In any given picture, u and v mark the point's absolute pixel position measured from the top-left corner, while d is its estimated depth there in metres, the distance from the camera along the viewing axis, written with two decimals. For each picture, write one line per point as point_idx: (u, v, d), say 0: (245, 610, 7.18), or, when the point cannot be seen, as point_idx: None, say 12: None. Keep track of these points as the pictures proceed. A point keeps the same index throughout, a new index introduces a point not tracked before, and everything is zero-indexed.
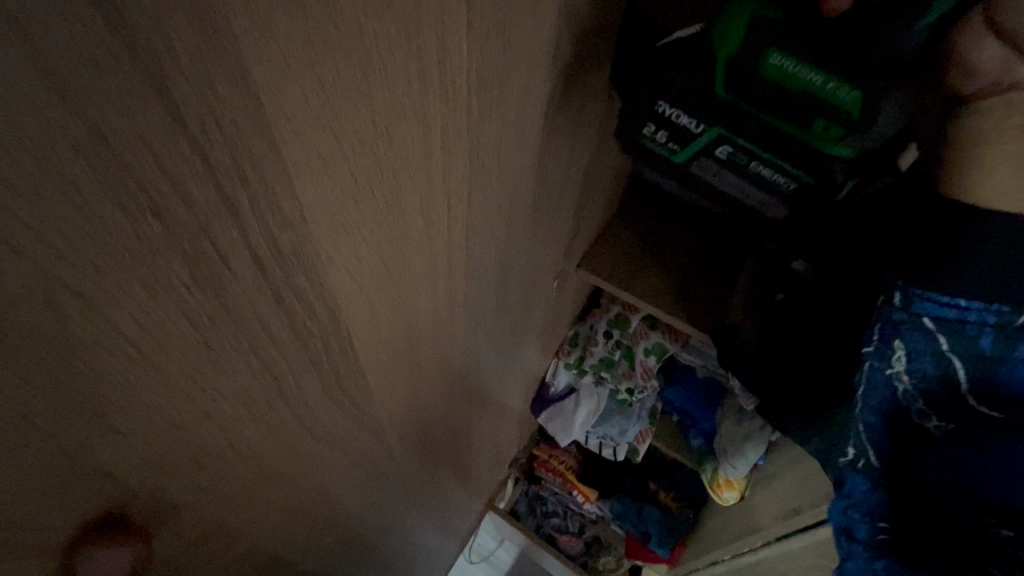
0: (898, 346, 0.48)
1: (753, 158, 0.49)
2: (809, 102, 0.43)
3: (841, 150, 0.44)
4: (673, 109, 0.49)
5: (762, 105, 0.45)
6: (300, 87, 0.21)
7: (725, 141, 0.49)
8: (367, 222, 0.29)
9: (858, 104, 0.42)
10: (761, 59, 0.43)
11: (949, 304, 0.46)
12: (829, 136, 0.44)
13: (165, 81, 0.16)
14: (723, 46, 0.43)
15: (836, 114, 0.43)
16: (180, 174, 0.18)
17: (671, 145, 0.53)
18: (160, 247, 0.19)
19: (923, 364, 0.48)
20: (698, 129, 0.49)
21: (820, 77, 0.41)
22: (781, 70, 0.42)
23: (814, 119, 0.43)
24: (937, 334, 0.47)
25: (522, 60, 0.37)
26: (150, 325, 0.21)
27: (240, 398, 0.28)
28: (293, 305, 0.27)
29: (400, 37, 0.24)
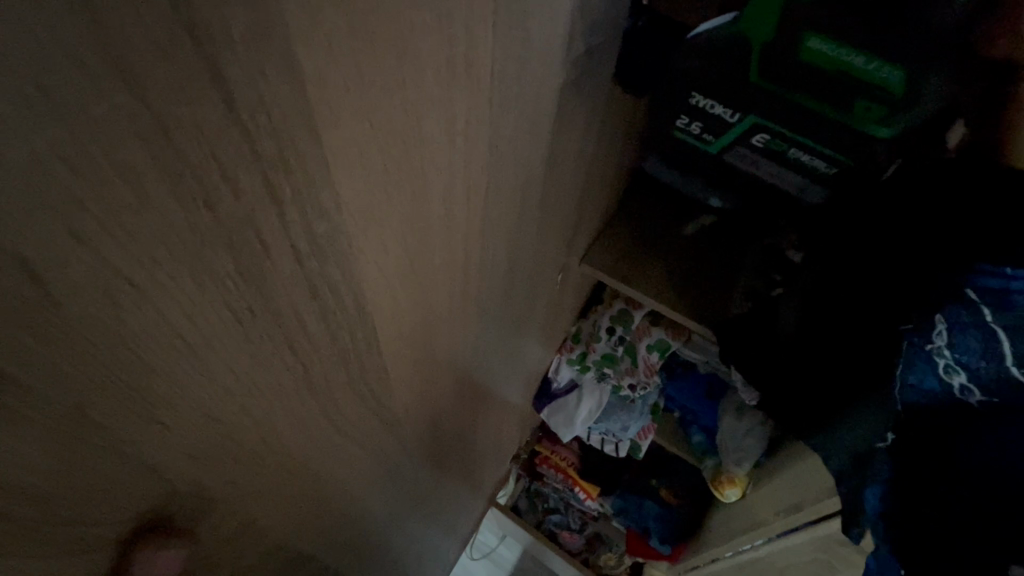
0: (939, 321, 0.48)
1: (790, 144, 0.57)
2: (849, 83, 0.49)
3: (878, 129, 0.51)
4: (709, 100, 0.57)
5: (800, 87, 0.51)
6: (341, 73, 0.21)
7: (760, 129, 0.57)
8: (394, 213, 0.29)
9: (902, 82, 0.47)
10: (800, 42, 0.48)
11: (994, 273, 0.47)
12: (870, 115, 0.51)
13: (221, 69, 0.16)
14: (760, 31, 0.49)
15: (878, 95, 0.49)
16: (230, 162, 0.18)
17: (707, 135, 0.62)
18: (210, 238, 0.19)
19: (966, 337, 0.46)
20: (734, 118, 0.58)
21: (861, 57, 0.47)
22: (817, 54, 0.48)
23: (856, 100, 0.50)
24: (982, 305, 0.46)
25: (543, 49, 0.36)
26: (197, 317, 0.21)
27: (273, 391, 0.28)
28: (327, 298, 0.27)
29: (433, 26, 0.24)
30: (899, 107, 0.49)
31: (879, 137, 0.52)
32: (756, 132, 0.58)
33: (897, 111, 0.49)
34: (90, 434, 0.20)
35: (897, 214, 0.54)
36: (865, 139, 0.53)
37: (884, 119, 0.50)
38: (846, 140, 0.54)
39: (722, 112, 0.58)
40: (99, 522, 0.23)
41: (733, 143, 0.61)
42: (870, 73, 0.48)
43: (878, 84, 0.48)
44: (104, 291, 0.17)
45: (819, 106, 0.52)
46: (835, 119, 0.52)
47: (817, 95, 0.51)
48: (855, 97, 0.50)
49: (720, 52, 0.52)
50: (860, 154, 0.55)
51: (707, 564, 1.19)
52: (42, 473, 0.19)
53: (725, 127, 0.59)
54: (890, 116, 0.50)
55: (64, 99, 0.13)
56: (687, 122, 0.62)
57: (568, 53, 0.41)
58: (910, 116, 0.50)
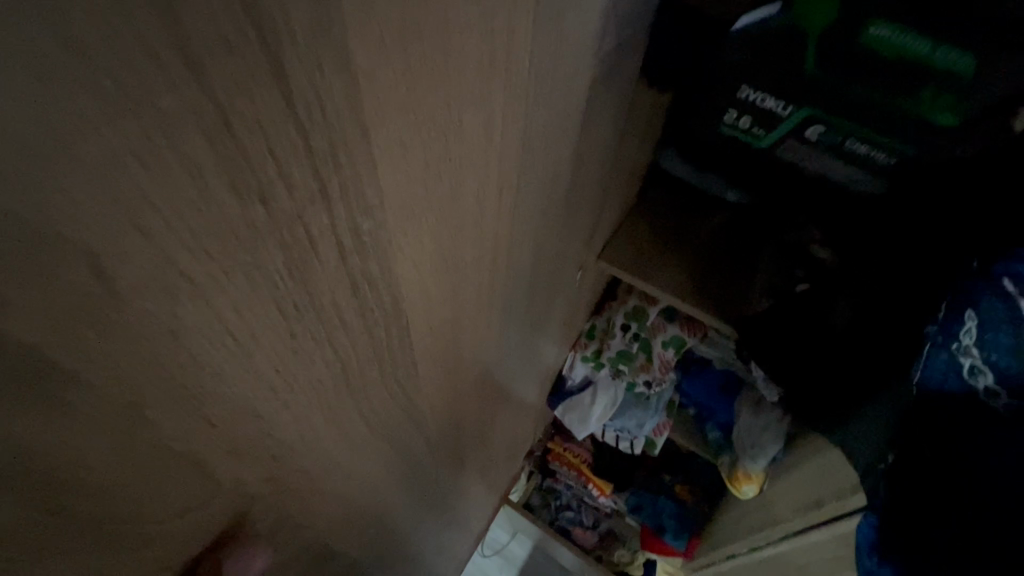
0: (970, 317, 0.50)
1: (844, 136, 0.56)
2: (914, 69, 0.48)
3: (948, 119, 0.50)
4: (759, 94, 0.57)
5: (864, 76, 0.50)
6: (392, 68, 0.20)
7: (813, 120, 0.56)
8: (431, 209, 0.29)
9: (971, 67, 0.46)
10: (863, 30, 0.47)
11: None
12: (937, 103, 0.49)
13: (283, 64, 0.16)
14: (814, 24, 0.49)
15: (945, 81, 0.47)
16: (286, 158, 0.18)
17: (754, 129, 0.61)
18: (263, 234, 0.19)
19: (998, 333, 0.48)
20: (786, 110, 0.57)
21: (926, 45, 0.46)
22: (880, 42, 0.47)
23: (925, 88, 0.49)
24: (1019, 300, 0.48)
25: (577, 44, 0.36)
26: (247, 314, 0.21)
27: (313, 389, 0.28)
28: (366, 295, 0.27)
29: (478, 21, 0.24)
30: (967, 93, 0.47)
31: (941, 125, 0.51)
32: (810, 124, 0.57)
33: (965, 97, 0.48)
34: (142, 430, 0.20)
35: (941, 209, 0.57)
36: (929, 131, 0.51)
37: (949, 105, 0.49)
38: (905, 130, 0.52)
39: (772, 104, 0.57)
40: (147, 517, 0.23)
41: (785, 135, 0.59)
42: (931, 58, 0.47)
43: (944, 70, 0.47)
44: (164, 289, 0.17)
45: (884, 98, 0.51)
46: (896, 109, 0.51)
47: (884, 85, 0.50)
48: (923, 86, 0.49)
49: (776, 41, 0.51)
50: (921, 146, 0.53)
51: (723, 560, 1.20)
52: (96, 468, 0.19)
53: (775, 121, 0.59)
54: (961, 102, 0.48)
55: (137, 95, 0.13)
56: (729, 116, 0.61)
57: (599, 49, 0.40)
58: (977, 102, 0.48)
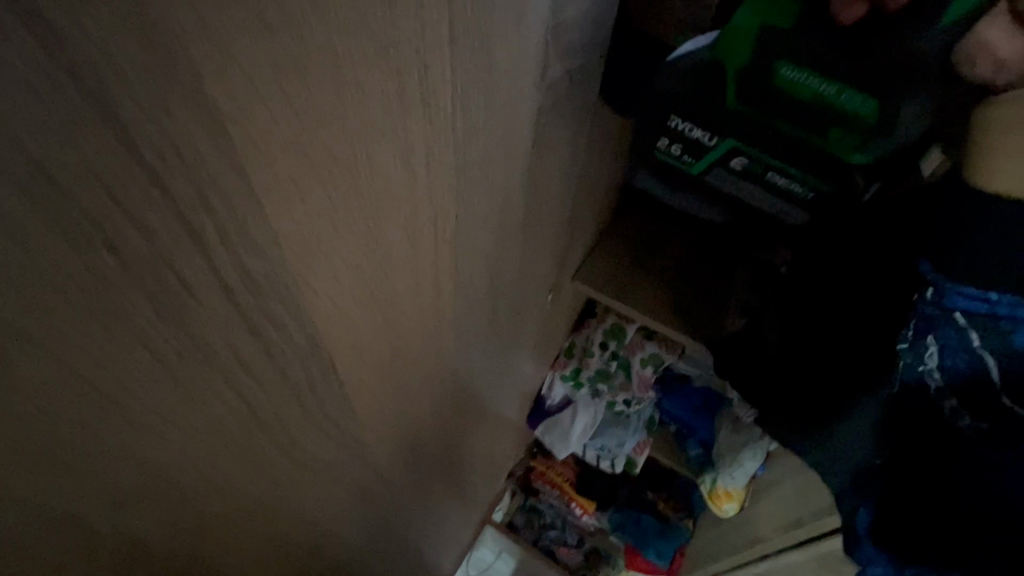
0: (931, 342, 0.48)
1: (769, 168, 0.53)
2: (822, 110, 0.46)
3: (859, 157, 0.48)
4: (687, 123, 0.53)
5: (777, 113, 0.48)
6: (267, 107, 0.19)
7: (739, 154, 0.53)
8: (345, 247, 0.28)
9: (873, 110, 0.44)
10: (773, 69, 0.46)
11: (981, 298, 0.46)
12: (846, 146, 0.47)
13: (115, 108, 0.15)
14: (733, 57, 0.47)
15: (847, 125, 0.46)
16: (135, 204, 0.17)
17: (685, 159, 0.58)
18: (117, 283, 0.18)
19: (956, 360, 0.47)
20: (711, 141, 0.54)
21: (832, 87, 0.44)
22: (792, 84, 0.46)
23: (828, 128, 0.47)
24: (970, 330, 0.47)
25: (511, 74, 0.35)
26: (109, 363, 0.20)
27: (212, 431, 0.27)
28: (269, 334, 0.26)
29: (377, 56, 0.23)
30: (878, 133, 0.46)
31: (857, 165, 0.48)
32: (734, 155, 0.54)
33: (874, 138, 0.46)
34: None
35: (885, 237, 0.53)
36: (844, 168, 0.49)
37: (860, 147, 0.47)
38: (825, 168, 0.50)
39: (698, 135, 0.54)
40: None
41: (712, 165, 0.56)
42: (841, 103, 0.45)
43: (849, 112, 0.45)
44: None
45: (795, 134, 0.49)
46: (810, 144, 0.48)
47: (793, 121, 0.48)
48: (830, 127, 0.47)
49: (696, 74, 0.49)
50: (840, 183, 0.50)
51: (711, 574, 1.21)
52: None
53: (703, 152, 0.56)
54: (867, 144, 0.47)
55: None
56: (664, 145, 0.58)
57: (542, 76, 0.40)
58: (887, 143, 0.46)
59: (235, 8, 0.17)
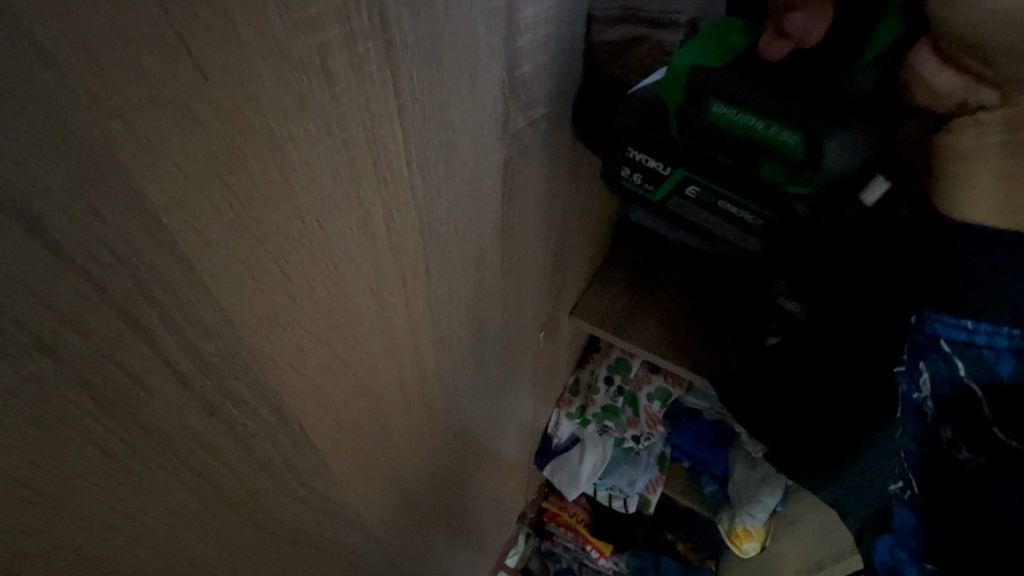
0: (924, 370, 0.45)
1: (723, 199, 0.45)
2: (751, 146, 0.40)
3: (796, 188, 0.41)
4: (641, 155, 0.46)
5: (711, 149, 0.42)
6: (205, 197, 0.20)
7: (693, 183, 0.46)
8: (308, 315, 0.28)
9: (802, 145, 0.38)
10: (704, 107, 0.41)
11: (959, 326, 0.43)
12: (781, 177, 0.41)
13: (39, 219, 0.15)
14: (668, 97, 0.42)
15: (779, 156, 0.39)
16: (68, 306, 0.17)
17: (644, 187, 0.49)
18: (53, 383, 0.18)
19: (948, 387, 0.45)
20: (667, 172, 0.46)
21: (760, 121, 0.39)
22: (724, 120, 0.40)
23: (759, 162, 0.41)
24: (956, 359, 0.44)
25: (472, 130, 0.35)
26: (50, 463, 0.20)
27: (168, 513, 0.26)
28: (231, 411, 0.26)
29: (322, 134, 0.23)
30: (809, 170, 0.39)
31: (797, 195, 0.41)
32: (686, 185, 0.46)
33: (806, 174, 0.39)
34: None
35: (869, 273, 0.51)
36: (784, 199, 0.42)
37: (796, 180, 0.40)
38: (767, 198, 0.42)
39: (653, 167, 0.47)
40: None
41: (671, 197, 0.48)
42: (771, 136, 0.39)
43: (777, 148, 0.39)
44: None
45: (734, 167, 0.42)
46: (747, 176, 0.42)
47: (724, 155, 0.42)
48: (760, 158, 0.40)
49: (641, 118, 0.45)
50: (783, 212, 0.42)
51: None
52: None
53: (660, 182, 0.48)
54: (802, 176, 0.40)
55: None
56: (624, 174, 0.49)
57: (506, 130, 0.40)
58: (823, 176, 0.39)
59: (160, 110, 0.17)
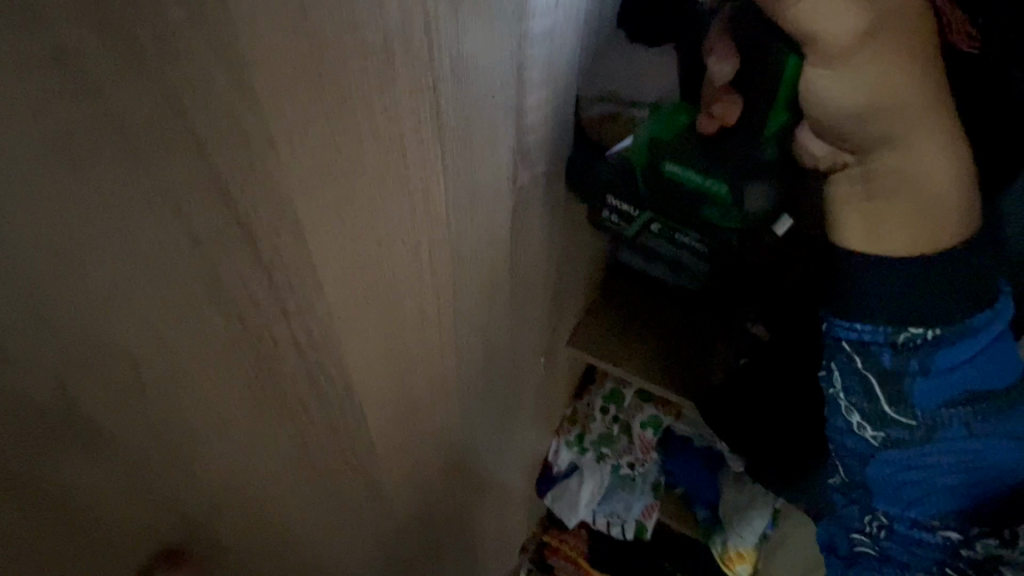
0: (833, 368, 0.54)
1: (677, 231, 0.59)
2: (694, 195, 0.54)
3: (729, 225, 0.55)
4: (620, 202, 0.59)
5: (667, 197, 0.56)
6: (330, 226, 0.31)
7: (655, 221, 0.59)
8: (374, 314, 0.39)
9: (728, 193, 0.53)
10: (660, 168, 0.55)
11: (855, 329, 0.52)
12: (717, 215, 0.55)
13: (252, 234, 0.27)
14: (635, 160, 0.57)
15: (714, 201, 0.54)
16: (254, 290, 0.28)
17: (619, 223, 0.62)
18: (235, 338, 0.29)
19: (851, 382, 0.54)
20: (637, 214, 0.60)
21: (699, 176, 0.53)
22: (675, 176, 0.54)
23: (701, 206, 0.55)
24: (856, 355, 0.53)
25: (489, 185, 0.48)
26: (217, 393, 0.30)
27: (269, 450, 0.36)
28: (319, 380, 0.37)
29: (397, 187, 0.35)
30: (736, 210, 0.53)
31: (730, 229, 0.56)
32: (652, 224, 0.60)
33: (734, 213, 0.54)
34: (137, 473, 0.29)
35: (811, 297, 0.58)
36: (721, 232, 0.56)
37: (727, 218, 0.54)
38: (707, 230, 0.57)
39: (626, 210, 0.60)
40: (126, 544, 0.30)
41: (640, 231, 0.62)
42: (707, 188, 0.53)
43: (711, 195, 0.53)
44: (165, 370, 0.26)
45: (685, 211, 0.57)
46: (693, 216, 0.56)
47: (678, 202, 0.56)
48: (701, 204, 0.55)
49: (619, 174, 0.57)
50: (720, 241, 0.57)
51: None
52: (102, 499, 0.28)
53: (631, 221, 0.61)
54: (731, 215, 0.54)
55: (157, 265, 0.23)
56: (604, 215, 0.62)
57: (514, 183, 0.52)
58: (750, 216, 0.54)
59: (317, 173, 0.29)
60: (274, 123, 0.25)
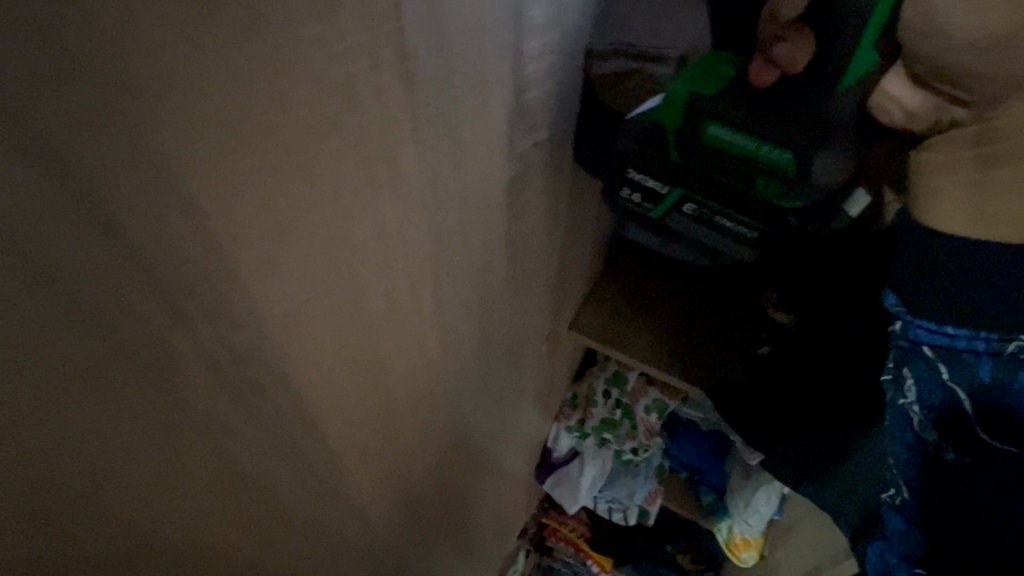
0: (907, 374, 0.46)
1: (718, 212, 0.49)
2: (745, 165, 0.43)
3: (791, 203, 0.44)
4: (642, 174, 0.50)
5: (710, 167, 0.46)
6: (245, 205, 0.23)
7: (689, 200, 0.50)
8: (327, 315, 0.31)
9: (792, 163, 0.41)
10: (701, 130, 0.44)
11: (940, 332, 0.44)
12: (774, 190, 0.44)
13: (116, 222, 0.18)
14: (669, 120, 0.45)
15: (770, 173, 0.43)
16: (133, 298, 0.20)
17: (643, 205, 0.53)
18: (116, 363, 0.21)
19: (931, 394, 0.44)
20: (665, 189, 0.50)
21: (752, 142, 0.42)
22: (720, 142, 0.43)
23: (754, 178, 0.44)
24: (939, 363, 0.44)
25: (479, 151, 0.38)
26: (106, 439, 0.22)
27: (201, 495, 0.28)
28: (254, 400, 0.29)
29: (348, 153, 0.27)
30: (800, 185, 0.42)
31: (790, 209, 0.45)
32: (684, 204, 0.50)
33: (798, 189, 0.43)
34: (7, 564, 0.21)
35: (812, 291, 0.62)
36: (778, 212, 0.45)
37: (786, 194, 0.43)
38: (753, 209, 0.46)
39: (652, 184, 0.51)
40: None
41: (670, 212, 0.52)
42: (762, 156, 0.42)
43: (769, 165, 0.42)
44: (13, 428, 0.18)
45: (733, 184, 0.46)
46: (741, 190, 0.46)
47: (723, 172, 0.45)
48: (754, 175, 0.44)
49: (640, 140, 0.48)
50: (776, 224, 0.46)
51: None
52: None
53: (657, 200, 0.51)
54: (792, 191, 0.43)
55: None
56: (623, 194, 0.53)
57: (511, 150, 0.43)
58: (814, 192, 0.43)
59: (213, 129, 0.20)
60: (126, 48, 0.16)
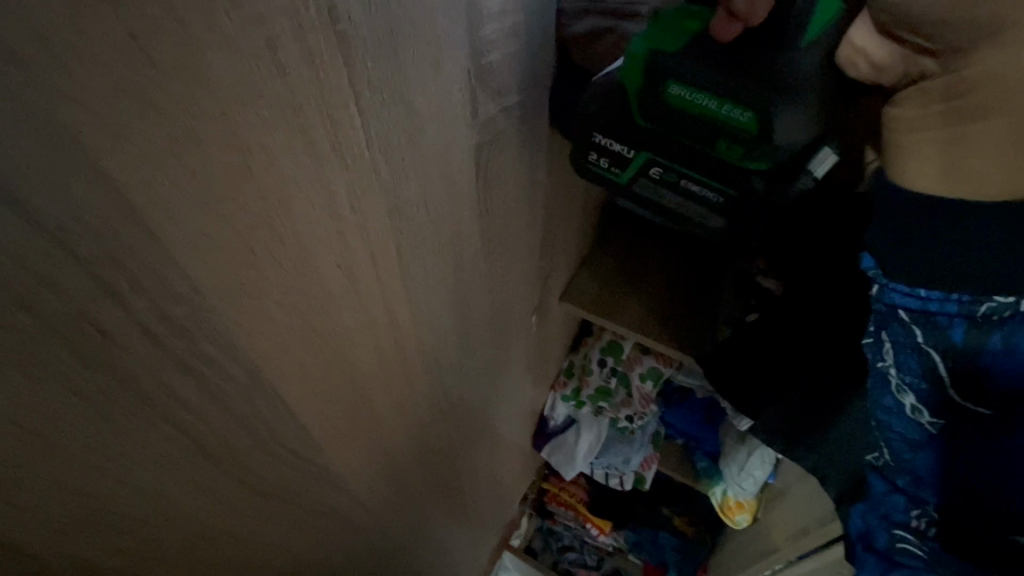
0: (885, 339, 0.47)
1: (683, 176, 0.48)
2: (706, 126, 0.43)
3: (755, 164, 0.44)
4: (606, 138, 0.48)
5: (671, 130, 0.45)
6: (164, 175, 0.22)
7: (654, 164, 0.48)
8: (274, 288, 0.31)
9: (754, 122, 0.40)
10: (662, 91, 0.43)
11: (912, 294, 0.45)
12: (737, 151, 0.43)
13: (15, 194, 0.18)
14: (629, 81, 0.44)
15: (733, 133, 0.42)
16: (46, 270, 0.20)
17: (610, 171, 0.50)
18: (38, 335, 0.21)
19: (907, 357, 0.46)
20: (630, 155, 0.48)
21: (713, 101, 0.41)
22: (682, 102, 0.42)
23: (716, 139, 0.43)
24: (913, 327, 0.45)
25: (436, 117, 0.37)
26: (36, 408, 0.22)
27: (156, 462, 0.29)
28: (203, 372, 0.29)
29: (279, 120, 0.26)
30: (763, 145, 0.42)
31: (754, 170, 0.44)
32: (650, 167, 0.48)
33: (761, 149, 0.42)
34: None
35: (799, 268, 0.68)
36: (743, 173, 0.45)
37: (749, 155, 0.43)
38: (722, 173, 0.45)
39: (618, 149, 0.49)
40: None
41: (636, 178, 0.50)
42: (724, 116, 0.41)
43: (730, 125, 0.41)
44: None
45: (694, 146, 0.45)
46: (705, 154, 0.45)
47: (685, 134, 0.44)
48: (715, 136, 0.43)
49: (610, 102, 0.46)
50: (741, 187, 0.45)
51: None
52: None
53: (624, 165, 0.49)
54: (753, 152, 0.42)
55: None
56: (591, 159, 0.51)
57: (475, 115, 0.42)
58: (778, 152, 0.42)
59: (116, 97, 0.19)
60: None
